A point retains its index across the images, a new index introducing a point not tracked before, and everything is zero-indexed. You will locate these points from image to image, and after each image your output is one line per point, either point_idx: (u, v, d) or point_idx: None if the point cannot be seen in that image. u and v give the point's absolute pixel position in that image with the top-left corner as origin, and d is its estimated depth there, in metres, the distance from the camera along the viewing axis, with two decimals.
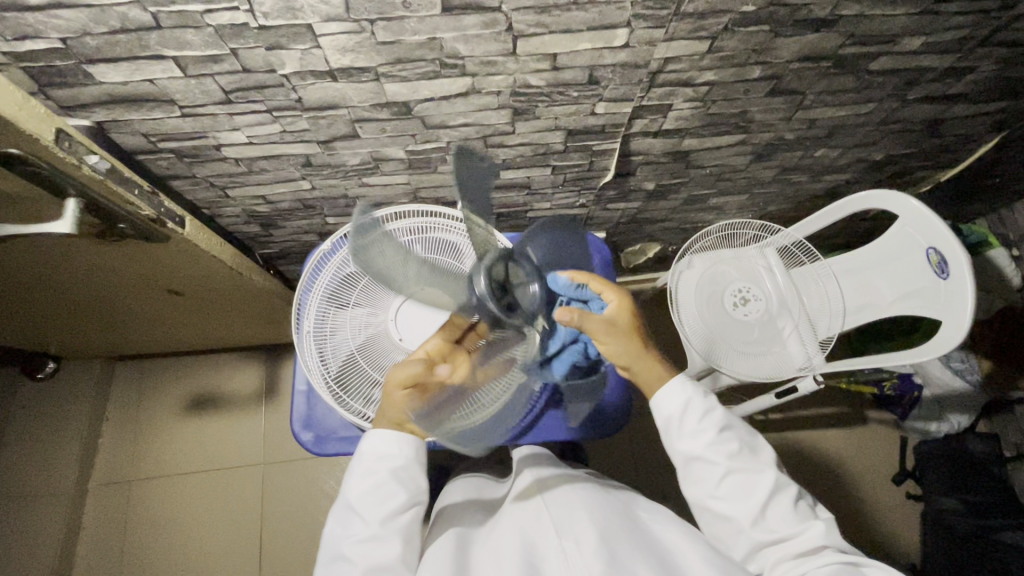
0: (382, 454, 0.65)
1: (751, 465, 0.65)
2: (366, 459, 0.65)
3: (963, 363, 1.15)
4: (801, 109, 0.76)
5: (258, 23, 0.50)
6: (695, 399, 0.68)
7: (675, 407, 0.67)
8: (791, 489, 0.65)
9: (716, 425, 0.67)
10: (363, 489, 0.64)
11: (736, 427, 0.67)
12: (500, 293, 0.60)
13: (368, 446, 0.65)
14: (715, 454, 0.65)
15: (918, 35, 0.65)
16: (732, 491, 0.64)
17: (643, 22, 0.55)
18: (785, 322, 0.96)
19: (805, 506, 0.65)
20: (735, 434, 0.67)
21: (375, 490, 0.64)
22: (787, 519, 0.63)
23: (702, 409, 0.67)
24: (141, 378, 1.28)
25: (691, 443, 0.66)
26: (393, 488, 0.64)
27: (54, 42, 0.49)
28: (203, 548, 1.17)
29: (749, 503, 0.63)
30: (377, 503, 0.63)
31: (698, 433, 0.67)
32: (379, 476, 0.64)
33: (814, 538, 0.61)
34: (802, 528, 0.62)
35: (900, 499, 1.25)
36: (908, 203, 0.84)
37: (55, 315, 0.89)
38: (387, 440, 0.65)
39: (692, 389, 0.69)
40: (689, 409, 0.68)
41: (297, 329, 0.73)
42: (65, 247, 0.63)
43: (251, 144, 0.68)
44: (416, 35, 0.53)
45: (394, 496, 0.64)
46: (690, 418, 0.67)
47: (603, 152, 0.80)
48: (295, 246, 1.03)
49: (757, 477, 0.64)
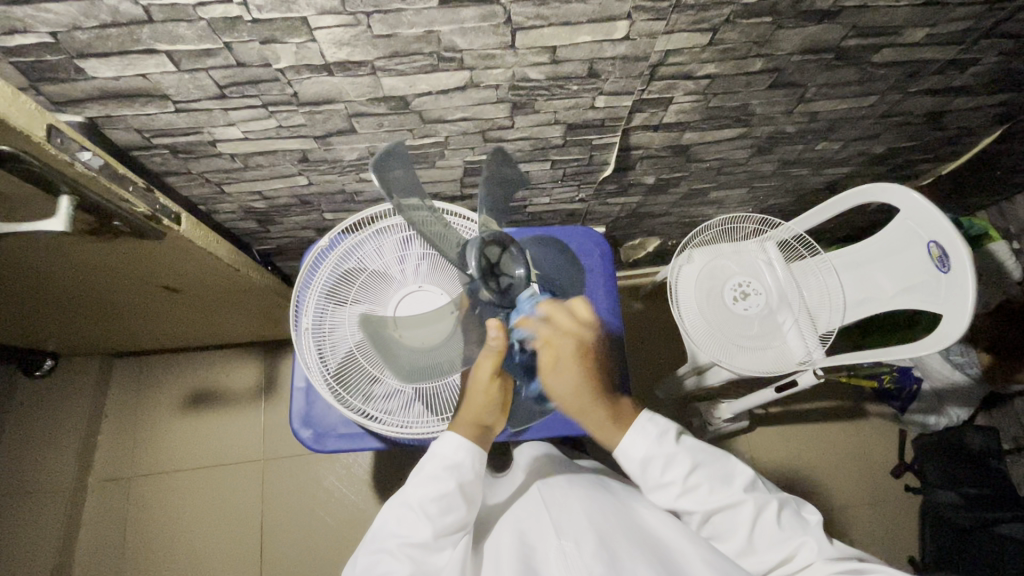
0: (451, 463, 0.64)
1: (726, 500, 0.63)
2: (435, 463, 0.63)
3: (963, 356, 1.15)
4: (802, 101, 0.75)
5: (252, 17, 0.49)
6: (654, 455, 0.65)
7: (635, 465, 0.65)
8: (772, 505, 0.63)
9: (680, 475, 0.64)
10: (427, 495, 0.62)
11: (702, 465, 0.65)
12: (488, 275, 0.61)
13: (440, 450, 0.64)
14: (688, 505, 0.64)
15: (922, 27, 0.64)
16: (716, 531, 0.64)
17: (644, 15, 0.54)
18: (785, 316, 0.95)
19: (791, 517, 0.63)
20: (703, 474, 0.64)
21: (438, 499, 0.62)
22: (774, 542, 0.62)
23: (662, 461, 0.65)
24: (138, 374, 1.27)
25: (663, 499, 0.65)
26: (455, 502, 0.63)
27: (43, 36, 0.48)
28: (203, 544, 1.17)
29: (735, 540, 0.63)
30: (438, 513, 0.62)
31: (666, 486, 0.64)
32: (446, 485, 0.63)
33: (803, 555, 0.60)
34: (791, 547, 0.61)
35: (899, 492, 1.25)
36: (909, 196, 0.83)
37: (51, 312, 0.88)
38: (460, 450, 0.64)
39: (647, 438, 0.65)
40: (651, 464, 0.65)
41: (296, 326, 0.72)
42: (59, 245, 0.62)
43: (246, 139, 0.67)
44: (413, 28, 0.52)
45: (456, 510, 0.63)
46: (654, 475, 0.65)
47: (602, 146, 0.79)
48: (292, 242, 1.02)
49: (736, 511, 0.63)
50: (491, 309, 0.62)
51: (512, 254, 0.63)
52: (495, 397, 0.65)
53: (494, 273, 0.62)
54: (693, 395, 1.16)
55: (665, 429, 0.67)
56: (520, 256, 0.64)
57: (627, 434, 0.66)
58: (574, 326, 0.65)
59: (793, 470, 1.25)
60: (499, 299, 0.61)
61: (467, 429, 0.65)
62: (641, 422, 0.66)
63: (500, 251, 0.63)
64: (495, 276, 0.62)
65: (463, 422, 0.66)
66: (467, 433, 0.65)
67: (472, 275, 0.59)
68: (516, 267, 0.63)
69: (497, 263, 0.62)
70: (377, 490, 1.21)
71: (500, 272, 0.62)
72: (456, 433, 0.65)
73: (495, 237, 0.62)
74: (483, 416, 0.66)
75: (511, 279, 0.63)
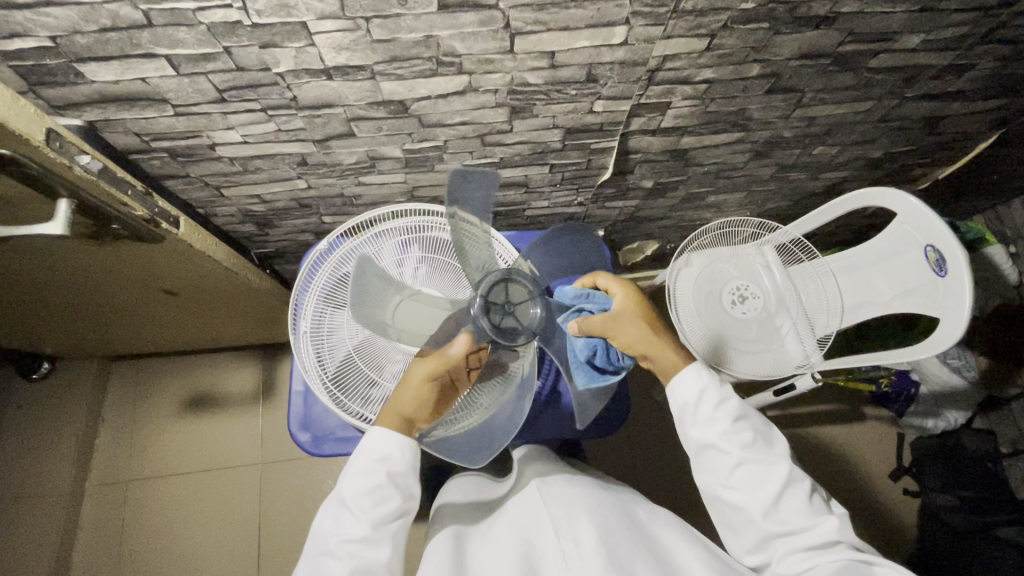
0: (381, 455, 0.64)
1: (767, 456, 0.65)
2: (365, 458, 0.64)
3: (961, 359, 1.13)
4: (800, 106, 0.76)
5: (251, 21, 0.49)
6: (710, 388, 0.68)
7: (690, 395, 0.68)
8: (807, 483, 0.64)
9: (730, 416, 0.67)
10: (360, 489, 0.63)
11: (751, 418, 0.68)
12: (495, 309, 0.66)
13: (370, 445, 0.64)
14: (728, 443, 0.65)
15: (918, 33, 0.65)
16: (743, 481, 0.64)
17: (642, 19, 0.55)
18: (783, 320, 0.96)
19: (819, 501, 0.64)
20: (749, 425, 0.67)
21: (370, 491, 0.63)
22: (799, 512, 0.62)
23: (717, 398, 0.68)
24: (135, 376, 1.27)
25: (705, 433, 0.66)
26: (388, 492, 0.64)
27: (43, 40, 0.49)
28: (199, 548, 1.16)
29: (761, 499, 0.63)
30: (372, 505, 0.63)
31: (713, 421, 0.67)
32: (377, 477, 0.63)
33: (827, 532, 0.61)
34: (814, 523, 0.62)
35: (895, 496, 1.25)
36: (906, 201, 0.83)
37: (49, 316, 0.88)
38: (387, 441, 0.64)
39: (709, 377, 0.69)
40: (705, 398, 0.68)
41: (295, 330, 0.72)
42: (57, 248, 0.62)
43: (245, 143, 0.67)
44: (411, 33, 0.52)
45: (390, 500, 0.64)
46: (705, 408, 0.68)
47: (601, 150, 0.79)
48: (291, 245, 1.02)
49: (772, 469, 0.64)
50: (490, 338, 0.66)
51: (524, 289, 0.68)
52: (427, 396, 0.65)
53: (502, 308, 0.66)
54: None
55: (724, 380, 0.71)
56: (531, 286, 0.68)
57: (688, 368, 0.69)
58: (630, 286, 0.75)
59: None
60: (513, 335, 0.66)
61: (392, 419, 0.65)
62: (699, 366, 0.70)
63: (506, 288, 0.67)
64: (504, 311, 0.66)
65: (387, 413, 0.65)
66: (391, 424, 0.65)
67: (485, 332, 0.64)
68: (533, 308, 0.68)
69: (507, 300, 0.67)
70: None
71: (509, 310, 0.66)
72: (381, 424, 0.65)
73: (523, 278, 0.68)
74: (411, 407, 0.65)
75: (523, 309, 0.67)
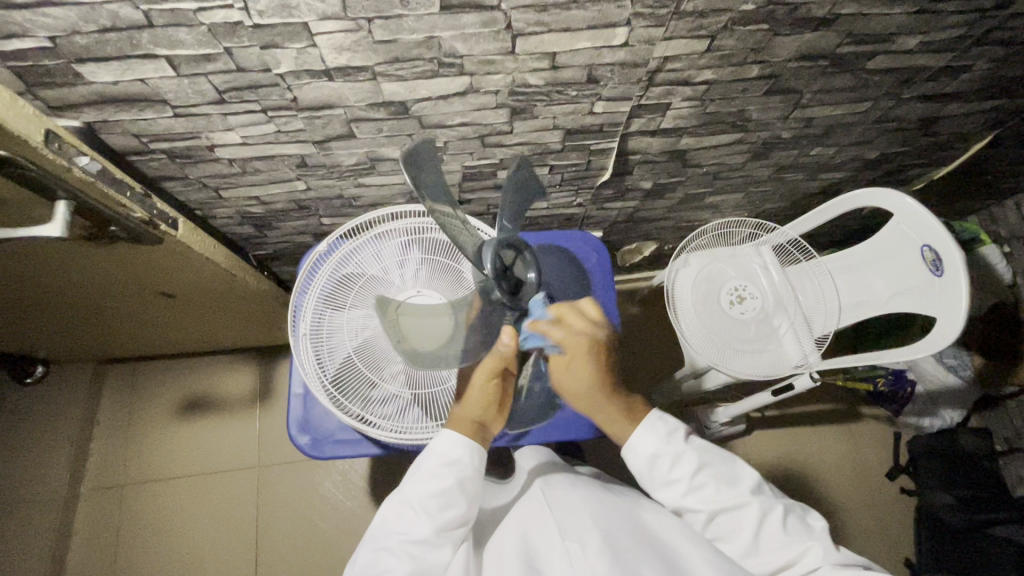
0: (451, 460, 0.65)
1: (732, 501, 0.64)
2: (435, 461, 0.65)
3: (956, 359, 1.15)
4: (798, 107, 0.76)
5: (253, 22, 0.49)
6: (660, 451, 0.66)
7: (644, 461, 0.67)
8: (779, 509, 0.63)
9: (686, 473, 0.65)
10: (426, 492, 0.64)
11: (709, 466, 0.66)
12: (503, 276, 0.63)
13: (439, 448, 0.65)
14: (694, 502, 0.65)
15: (915, 34, 0.65)
16: (722, 531, 0.65)
17: (643, 21, 0.55)
18: (781, 320, 0.96)
19: (795, 522, 0.63)
20: (709, 473, 0.65)
21: (438, 495, 0.64)
22: (780, 546, 0.62)
23: (670, 458, 0.66)
24: (131, 379, 1.26)
25: (668, 495, 0.66)
26: (455, 498, 0.65)
27: (42, 40, 0.48)
28: (196, 553, 1.15)
29: (739, 542, 0.64)
30: (438, 509, 0.64)
31: (672, 484, 0.66)
32: (446, 481, 0.65)
33: (810, 560, 0.60)
34: (796, 551, 0.61)
35: (893, 495, 1.26)
36: (901, 201, 0.84)
37: (45, 319, 0.87)
38: (458, 446, 0.65)
39: (656, 436, 0.67)
40: (658, 460, 0.66)
41: (294, 332, 0.71)
42: (55, 250, 0.62)
43: (245, 144, 0.67)
44: (413, 34, 0.52)
45: (455, 506, 0.65)
46: (661, 472, 0.66)
47: (601, 151, 0.79)
48: (289, 247, 1.02)
49: (742, 513, 0.64)
50: (499, 309, 0.65)
51: (526, 259, 0.67)
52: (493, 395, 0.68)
53: (507, 274, 0.64)
54: (689, 398, 1.16)
55: (673, 429, 0.68)
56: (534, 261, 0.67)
57: (638, 430, 0.68)
58: (597, 332, 0.69)
59: (789, 473, 1.26)
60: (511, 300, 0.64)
61: (465, 425, 0.67)
62: (652, 421, 0.69)
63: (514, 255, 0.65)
64: (508, 276, 0.64)
65: (460, 420, 0.67)
66: (463, 430, 0.67)
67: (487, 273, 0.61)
68: (528, 271, 0.66)
69: (511, 266, 0.64)
70: (374, 496, 1.20)
71: (512, 274, 0.64)
72: (454, 430, 0.67)
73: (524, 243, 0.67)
74: (479, 414, 0.68)
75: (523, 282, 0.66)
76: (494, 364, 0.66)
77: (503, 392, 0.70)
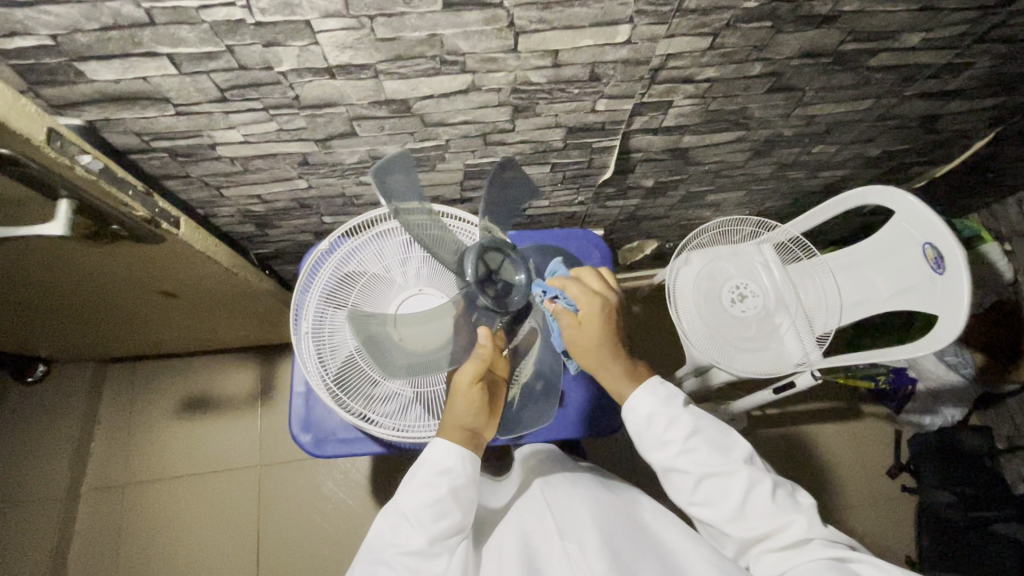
0: (444, 469, 0.64)
1: (723, 467, 0.63)
2: (427, 470, 0.64)
3: (957, 356, 1.14)
4: (801, 105, 0.76)
5: (255, 20, 0.49)
6: (659, 410, 0.65)
7: (640, 421, 0.66)
8: (768, 481, 0.63)
9: (682, 436, 0.64)
10: (420, 502, 0.63)
11: (704, 431, 0.65)
12: (486, 281, 0.63)
13: (432, 457, 0.64)
14: (685, 464, 0.64)
15: (918, 31, 0.65)
16: (709, 496, 0.64)
17: (646, 18, 0.55)
18: (782, 319, 0.96)
19: (784, 497, 0.63)
20: (703, 439, 0.65)
21: (431, 505, 0.62)
22: (766, 516, 0.62)
23: (667, 417, 0.65)
24: (132, 378, 1.26)
25: (661, 456, 0.65)
26: (449, 507, 0.63)
27: (44, 39, 0.48)
28: (197, 552, 1.15)
29: (725, 509, 0.63)
30: (432, 519, 0.62)
31: (666, 443, 0.65)
32: (439, 490, 0.63)
33: (796, 533, 0.61)
34: (782, 524, 0.61)
35: (894, 492, 1.26)
36: (902, 199, 0.84)
37: (46, 318, 0.87)
38: (450, 454, 0.64)
39: (655, 397, 0.66)
40: (655, 419, 0.65)
41: (297, 330, 0.72)
42: (56, 249, 0.62)
43: (246, 143, 0.67)
44: (416, 31, 0.52)
45: (449, 515, 0.63)
46: (657, 431, 0.65)
47: (603, 149, 0.79)
48: (290, 246, 1.02)
49: (732, 479, 0.63)
50: (489, 313, 0.63)
51: (513, 261, 0.65)
52: (477, 401, 0.63)
53: (491, 279, 0.63)
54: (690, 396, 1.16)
55: (673, 394, 0.67)
56: (521, 263, 0.66)
57: (638, 391, 0.66)
58: (607, 293, 0.68)
59: (790, 471, 1.26)
60: (496, 305, 0.62)
61: (455, 433, 0.64)
62: (653, 383, 0.67)
63: (498, 259, 0.65)
64: (492, 281, 0.63)
65: (450, 427, 0.65)
66: (454, 437, 0.64)
67: (468, 280, 0.61)
68: (515, 274, 0.65)
69: (495, 270, 0.64)
70: (376, 494, 1.20)
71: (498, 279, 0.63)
72: (445, 437, 0.65)
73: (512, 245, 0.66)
74: (469, 420, 0.64)
75: (511, 285, 0.65)
76: (475, 369, 0.61)
77: (492, 397, 0.66)
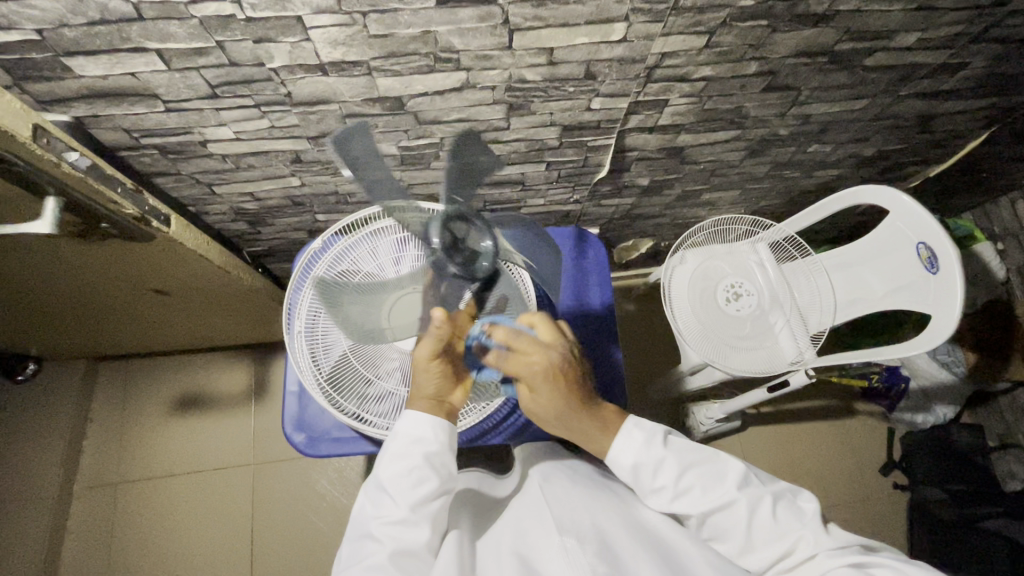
0: (416, 437, 0.63)
1: (719, 500, 0.63)
2: (400, 441, 0.62)
3: (950, 355, 1.14)
4: (796, 104, 0.76)
5: (246, 15, 0.48)
6: (643, 459, 0.65)
7: (627, 472, 0.65)
8: (767, 500, 0.62)
9: (671, 479, 0.64)
10: (396, 472, 0.62)
11: (693, 466, 0.65)
12: (452, 249, 0.59)
13: (404, 427, 0.63)
14: (682, 506, 0.64)
15: (913, 31, 0.65)
16: (715, 528, 0.64)
17: (642, 17, 0.54)
18: (777, 317, 0.95)
19: (785, 510, 0.62)
20: (694, 475, 0.64)
21: (408, 473, 0.61)
22: (771, 538, 0.61)
23: (653, 465, 0.65)
24: (123, 376, 1.25)
25: (657, 502, 0.65)
26: (426, 474, 0.62)
27: (30, 33, 0.47)
28: (189, 551, 1.15)
29: (733, 539, 0.63)
30: (409, 487, 0.61)
31: (658, 490, 0.65)
32: (413, 460, 0.62)
33: (805, 549, 0.60)
34: (789, 542, 0.61)
35: (887, 489, 1.27)
36: (898, 199, 0.84)
37: (36, 316, 0.86)
38: (420, 424, 0.63)
39: (634, 444, 0.65)
40: (641, 469, 0.65)
41: (289, 330, 0.71)
42: (44, 247, 0.61)
43: (237, 139, 0.66)
44: (409, 28, 0.51)
45: (427, 481, 0.62)
46: (646, 480, 0.65)
47: (598, 147, 0.79)
48: (283, 244, 1.01)
49: (729, 509, 0.62)
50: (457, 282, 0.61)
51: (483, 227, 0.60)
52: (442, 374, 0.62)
53: (460, 247, 0.59)
54: (685, 394, 1.16)
55: (653, 433, 0.66)
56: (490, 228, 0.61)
57: (616, 441, 0.65)
58: (547, 356, 0.60)
59: (784, 468, 1.26)
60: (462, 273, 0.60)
61: (421, 403, 0.64)
62: (629, 429, 0.66)
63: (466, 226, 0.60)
64: (458, 250, 0.59)
65: (416, 396, 0.64)
66: (422, 407, 0.64)
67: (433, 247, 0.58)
68: (483, 240, 0.60)
69: (463, 238, 0.59)
70: None
71: (468, 246, 0.59)
72: (411, 407, 0.64)
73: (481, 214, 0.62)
74: (436, 391, 0.63)
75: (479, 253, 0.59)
76: (432, 348, 0.60)
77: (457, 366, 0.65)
